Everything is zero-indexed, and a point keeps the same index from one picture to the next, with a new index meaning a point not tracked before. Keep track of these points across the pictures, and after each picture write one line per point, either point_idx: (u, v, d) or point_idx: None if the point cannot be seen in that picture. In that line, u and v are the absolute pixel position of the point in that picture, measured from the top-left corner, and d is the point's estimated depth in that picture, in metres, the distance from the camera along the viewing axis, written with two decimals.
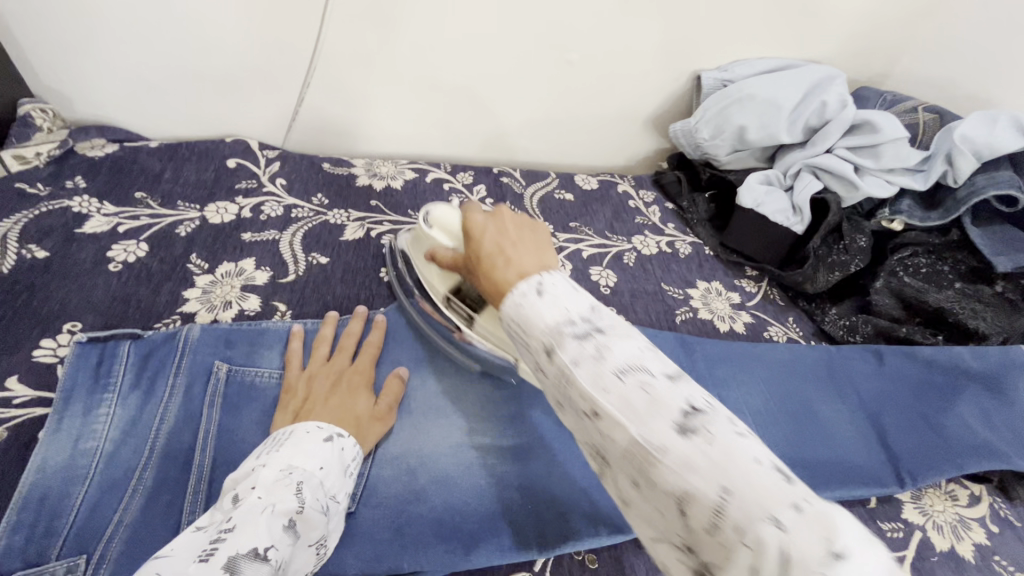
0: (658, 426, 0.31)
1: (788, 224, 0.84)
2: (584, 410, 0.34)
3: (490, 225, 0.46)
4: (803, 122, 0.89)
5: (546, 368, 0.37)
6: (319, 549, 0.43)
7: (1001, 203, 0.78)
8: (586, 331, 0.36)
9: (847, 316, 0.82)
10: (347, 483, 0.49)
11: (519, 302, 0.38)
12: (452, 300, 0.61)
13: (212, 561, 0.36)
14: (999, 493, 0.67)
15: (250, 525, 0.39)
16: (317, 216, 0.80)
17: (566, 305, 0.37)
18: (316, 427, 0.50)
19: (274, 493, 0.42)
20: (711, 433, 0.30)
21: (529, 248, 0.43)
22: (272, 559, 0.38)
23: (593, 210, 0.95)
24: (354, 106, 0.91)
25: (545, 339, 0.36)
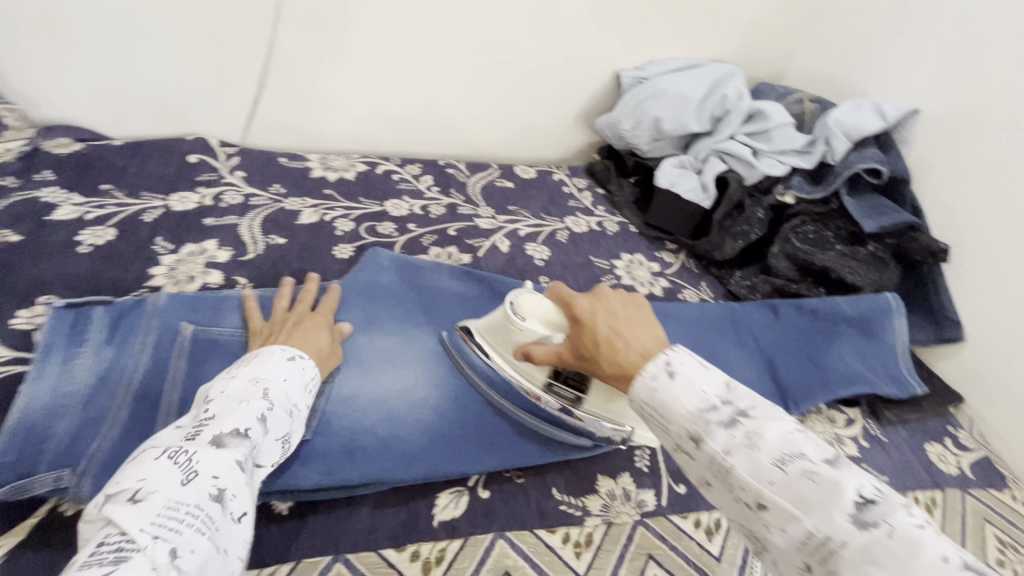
0: (743, 459, 0.43)
1: (698, 201, 0.97)
2: (687, 442, 0.46)
3: (601, 314, 0.57)
4: (709, 113, 1.02)
5: (693, 452, 0.46)
6: (285, 442, 0.52)
7: (870, 175, 0.92)
8: (732, 418, 0.46)
9: (750, 277, 0.95)
10: (308, 397, 0.57)
11: (652, 386, 0.49)
12: (555, 385, 0.64)
13: (199, 438, 0.46)
14: (870, 416, 0.79)
15: (229, 414, 0.48)
16: (274, 204, 0.88)
17: (700, 391, 0.47)
18: (281, 347, 0.58)
19: (241, 392, 0.51)
20: (813, 473, 0.40)
21: (639, 328, 0.55)
22: (251, 440, 0.48)
23: (531, 196, 1.05)
24: (308, 106, 1.00)
25: (690, 426, 0.46)
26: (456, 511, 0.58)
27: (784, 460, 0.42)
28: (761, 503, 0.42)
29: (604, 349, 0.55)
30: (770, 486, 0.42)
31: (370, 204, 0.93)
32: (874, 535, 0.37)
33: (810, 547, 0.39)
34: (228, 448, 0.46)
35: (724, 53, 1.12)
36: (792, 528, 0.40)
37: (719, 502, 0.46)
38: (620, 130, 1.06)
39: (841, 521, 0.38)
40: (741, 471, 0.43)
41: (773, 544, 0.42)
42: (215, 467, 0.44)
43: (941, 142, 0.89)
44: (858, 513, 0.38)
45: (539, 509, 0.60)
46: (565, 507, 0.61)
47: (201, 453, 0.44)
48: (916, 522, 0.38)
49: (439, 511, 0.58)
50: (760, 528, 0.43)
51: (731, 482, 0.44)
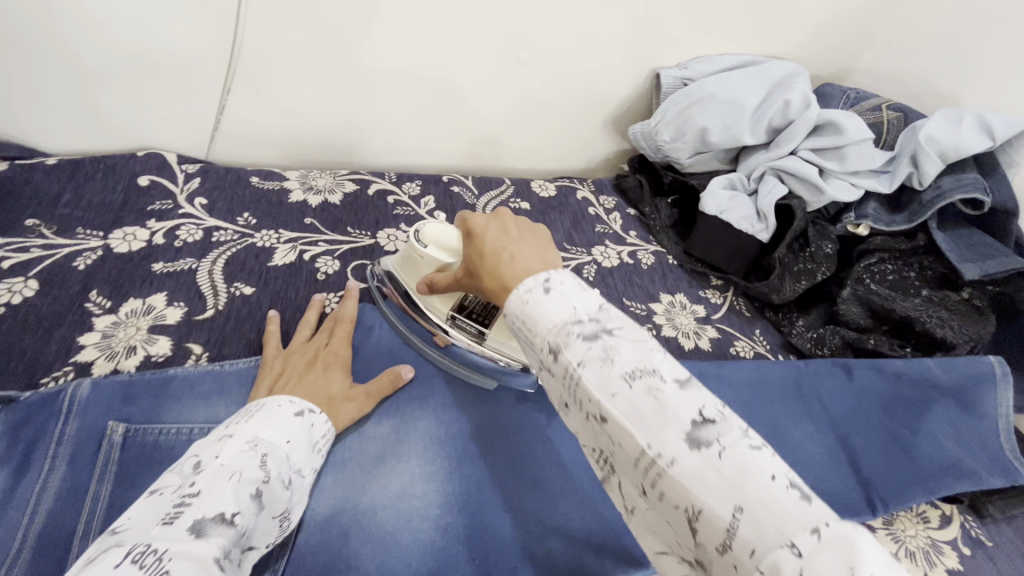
0: (594, 372, 0.34)
1: (753, 231, 0.81)
2: (548, 357, 0.37)
3: (491, 227, 0.46)
4: (766, 122, 0.85)
5: (552, 368, 0.37)
6: (281, 523, 0.45)
7: (968, 206, 0.75)
8: (593, 331, 0.35)
9: (815, 327, 0.79)
10: (314, 458, 0.50)
11: (524, 299, 0.38)
12: (458, 318, 0.62)
13: (176, 527, 0.36)
14: (970, 512, 0.65)
15: (216, 491, 0.40)
16: (242, 239, 0.72)
17: (571, 306, 0.37)
18: (289, 401, 0.51)
19: (241, 461, 0.43)
20: (721, 444, 0.30)
21: (530, 246, 0.44)
22: (239, 525, 0.39)
23: (551, 220, 0.89)
24: (285, 113, 0.83)
25: (550, 338, 0.36)
26: None
27: (561, 346, 0.36)
28: (603, 418, 0.33)
29: (479, 275, 0.45)
30: (611, 399, 0.33)
31: (361, 237, 0.77)
32: (705, 459, 0.30)
33: (647, 473, 0.31)
34: (209, 540, 0.37)
35: (782, 46, 0.94)
36: (629, 445, 0.32)
37: (575, 427, 0.37)
38: (659, 142, 0.89)
39: (678, 431, 0.31)
40: (588, 383, 0.34)
41: (617, 461, 0.34)
42: (184, 568, 0.34)
43: None
44: (694, 431, 0.31)
45: None
46: None
47: (176, 549, 0.35)
48: (749, 444, 0.30)
49: None
50: (603, 442, 0.35)
51: (581, 399, 0.35)
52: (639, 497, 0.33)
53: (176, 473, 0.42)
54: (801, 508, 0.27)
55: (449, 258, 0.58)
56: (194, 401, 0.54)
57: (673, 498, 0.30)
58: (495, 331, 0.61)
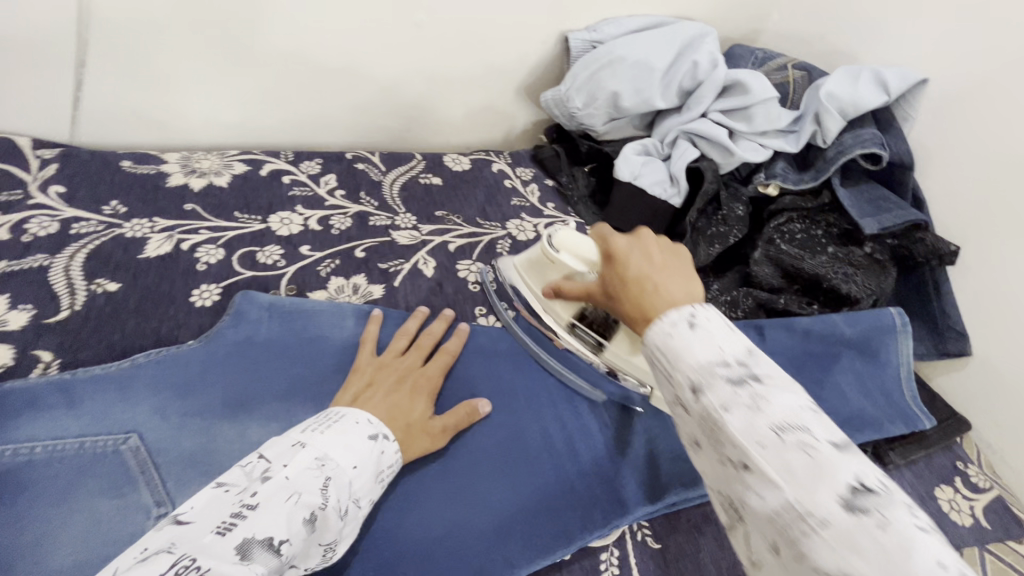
0: (740, 418, 0.33)
1: (666, 196, 0.80)
2: (686, 394, 0.36)
3: (636, 253, 0.49)
4: (676, 86, 0.84)
5: (689, 405, 0.36)
6: (325, 553, 0.41)
7: (868, 161, 0.77)
8: (741, 376, 0.35)
9: (729, 290, 0.79)
10: (374, 488, 0.46)
11: (668, 332, 0.39)
12: (578, 328, 0.62)
13: (225, 542, 0.34)
14: (874, 459, 0.67)
15: (275, 510, 0.37)
16: (107, 230, 0.65)
17: (716, 347, 0.37)
18: (366, 421, 0.48)
19: (305, 479, 0.40)
20: (885, 517, 0.28)
21: (677, 275, 0.46)
22: (285, 554, 0.36)
23: (464, 194, 0.85)
24: (157, 88, 0.75)
25: (693, 375, 0.36)
26: None
27: (704, 387, 0.35)
28: (746, 458, 0.32)
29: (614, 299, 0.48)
30: (759, 448, 0.32)
31: (250, 221, 0.71)
32: (862, 524, 0.28)
33: (767, 517, 0.32)
34: (253, 565, 0.34)
35: (691, 7, 0.92)
36: (771, 498, 0.31)
37: (706, 468, 0.36)
38: (571, 109, 0.87)
39: (838, 496, 0.29)
40: (735, 431, 0.33)
41: (746, 518, 0.33)
42: None
43: (950, 120, 0.75)
44: (851, 497, 0.29)
45: None
46: None
47: (219, 569, 0.32)
48: (918, 525, 0.28)
49: None
50: (735, 490, 0.34)
51: (716, 441, 0.34)
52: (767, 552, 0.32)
53: (245, 473, 0.40)
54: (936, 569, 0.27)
55: (583, 270, 0.56)
56: (33, 416, 0.48)
57: (816, 562, 0.29)
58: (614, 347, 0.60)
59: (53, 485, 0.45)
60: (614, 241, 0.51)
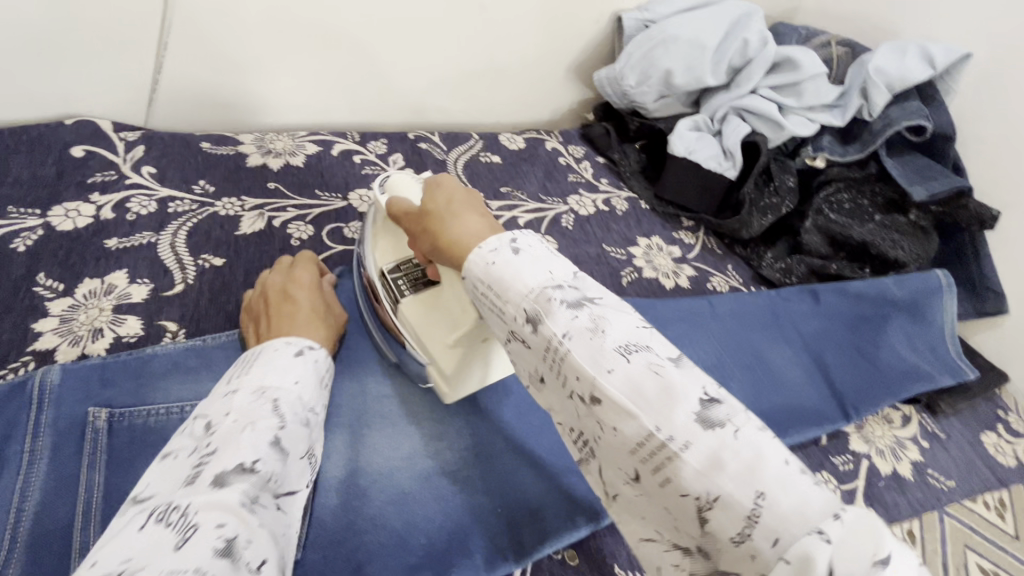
0: (582, 346, 0.34)
1: (721, 169, 0.84)
2: (524, 326, 0.37)
3: (455, 213, 0.45)
4: (726, 63, 0.86)
5: (528, 337, 0.37)
6: (307, 461, 0.44)
7: (913, 133, 0.81)
8: (577, 301, 0.36)
9: (782, 258, 0.83)
10: (323, 394, 0.49)
11: (489, 259, 0.40)
12: (387, 275, 0.57)
13: (198, 484, 0.35)
14: (926, 411, 0.73)
15: (233, 443, 0.38)
16: (203, 208, 0.67)
17: (545, 271, 0.38)
18: (285, 342, 0.49)
19: (251, 411, 0.41)
20: (734, 425, 0.30)
21: (464, 210, 0.46)
22: (261, 471, 0.38)
23: (524, 172, 0.88)
24: (232, 71, 0.76)
25: (526, 306, 0.37)
26: None
27: (540, 316, 0.36)
28: (536, 324, 0.36)
29: (426, 224, 0.47)
30: (606, 374, 0.33)
31: (332, 198, 0.74)
32: (719, 437, 0.30)
33: (642, 453, 0.31)
34: (233, 487, 0.36)
35: None
36: (628, 428, 0.32)
37: (548, 404, 0.38)
38: (624, 87, 0.90)
39: (608, 352, 0.33)
40: (579, 357, 0.34)
41: (608, 448, 0.33)
42: (217, 515, 0.33)
43: (991, 92, 0.79)
44: (704, 411, 0.31)
45: None
46: None
47: (199, 503, 0.34)
48: (755, 424, 0.30)
49: None
50: (584, 423, 0.35)
51: (563, 377, 0.35)
52: (627, 484, 0.33)
53: (191, 436, 0.40)
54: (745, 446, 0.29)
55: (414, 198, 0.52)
56: (180, 377, 0.51)
57: (681, 484, 0.30)
58: (412, 302, 0.55)
59: None
60: (440, 178, 0.49)
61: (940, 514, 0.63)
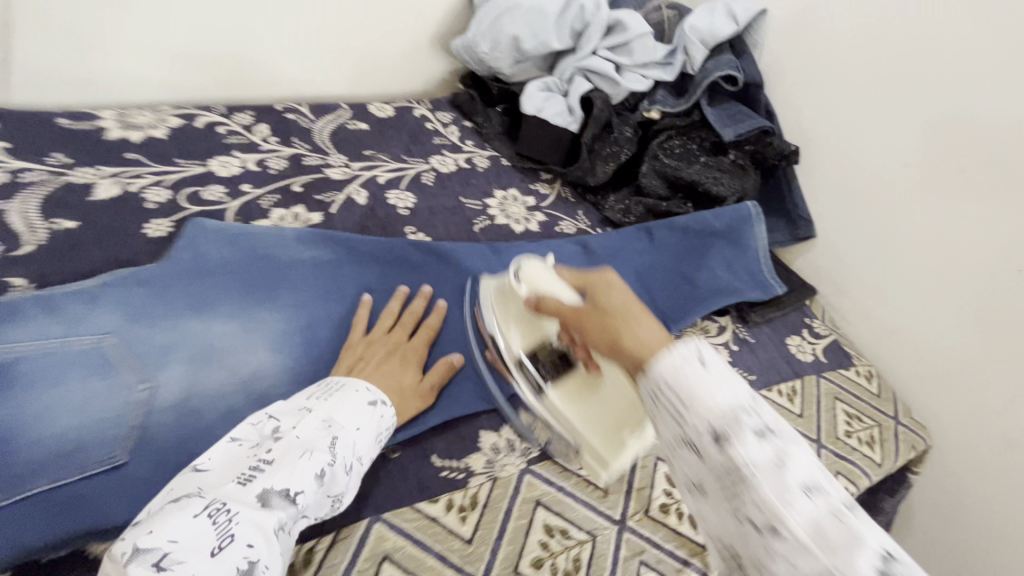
0: (738, 437, 0.36)
1: (565, 124, 0.92)
2: (680, 412, 0.39)
3: (623, 291, 0.51)
4: (569, 27, 0.95)
5: (670, 403, 0.40)
6: (334, 502, 0.48)
7: (728, 82, 0.92)
8: (754, 421, 0.37)
9: (624, 200, 0.93)
10: (376, 448, 0.54)
11: (679, 366, 0.40)
12: (524, 367, 0.62)
13: (247, 491, 0.43)
14: (740, 321, 0.84)
15: (289, 468, 0.45)
16: (56, 178, 0.70)
17: (736, 394, 0.38)
18: (366, 388, 0.56)
19: (312, 439, 0.49)
20: (853, 525, 0.31)
21: (639, 317, 0.47)
22: (298, 503, 0.45)
23: (389, 136, 0.95)
24: (88, 50, 0.78)
25: (675, 375, 0.40)
26: None
27: (725, 433, 0.36)
28: (717, 437, 0.37)
29: (602, 313, 0.50)
30: (744, 447, 0.35)
31: (192, 165, 0.78)
32: (818, 508, 0.32)
33: (736, 508, 0.35)
34: (272, 510, 0.43)
35: None
36: (703, 407, 0.37)
37: (682, 463, 0.40)
38: (479, 54, 0.97)
39: (750, 439, 0.35)
40: (683, 381, 0.39)
41: (707, 485, 0.38)
42: (248, 534, 0.41)
43: (790, 44, 0.91)
44: (830, 506, 0.32)
45: (417, 481, 0.56)
46: (446, 472, 0.58)
47: (244, 514, 0.42)
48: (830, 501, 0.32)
49: None
50: (701, 474, 0.38)
51: (699, 434, 0.38)
52: (707, 479, 0.38)
53: (258, 430, 0.50)
54: (855, 536, 0.31)
55: (556, 291, 0.57)
56: (14, 322, 0.54)
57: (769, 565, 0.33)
58: (557, 391, 0.61)
59: (43, 374, 0.52)
60: (600, 278, 0.52)
61: None
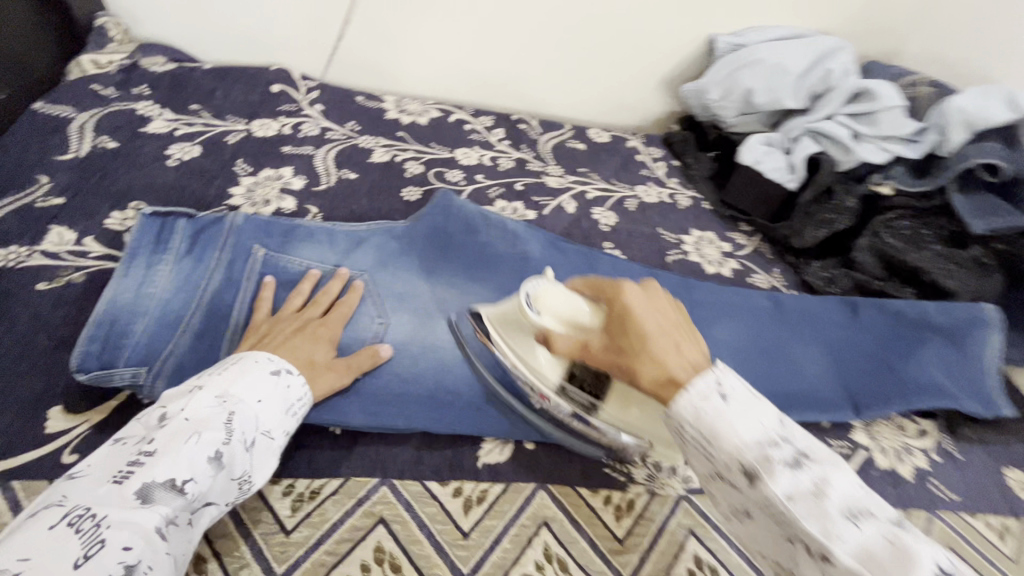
0: (806, 510, 0.36)
1: (782, 181, 0.90)
2: (735, 473, 0.39)
3: (652, 311, 0.47)
4: (808, 88, 0.94)
5: (744, 488, 0.39)
6: (241, 484, 0.44)
7: (987, 172, 0.83)
8: (795, 458, 0.38)
9: (829, 269, 0.89)
10: (287, 422, 0.49)
11: (701, 407, 0.41)
12: (569, 389, 0.56)
13: (123, 490, 0.37)
14: (945, 430, 0.74)
15: (175, 454, 0.40)
16: (349, 139, 0.88)
17: (761, 425, 0.40)
18: (267, 359, 0.51)
19: (205, 416, 0.43)
20: (932, 562, 0.32)
21: (672, 338, 0.46)
22: (189, 493, 0.40)
23: (602, 159, 1.02)
24: (392, 48, 0.97)
25: (745, 460, 0.38)
26: (501, 456, 0.58)
27: (760, 474, 0.38)
28: (751, 477, 0.38)
29: (632, 356, 0.46)
30: (841, 543, 0.34)
31: (441, 151, 0.93)
32: (870, 535, 0.35)
33: (817, 555, 0.36)
34: (155, 507, 0.38)
35: (837, 26, 1.01)
36: (791, 510, 0.36)
37: (759, 535, 0.41)
38: (707, 101, 1.00)
39: (838, 518, 0.35)
40: (715, 424, 0.40)
41: (732, 495, 0.41)
42: (128, 536, 0.35)
43: None
44: (944, 574, 0.32)
45: (581, 468, 0.59)
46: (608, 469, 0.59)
47: (115, 516, 0.36)
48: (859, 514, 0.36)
49: (485, 452, 0.58)
50: (790, 563, 0.39)
51: (773, 510, 0.38)
52: (777, 534, 0.39)
53: (144, 424, 0.43)
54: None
55: (567, 327, 0.53)
56: (314, 243, 0.68)
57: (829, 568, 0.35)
58: (609, 407, 0.55)
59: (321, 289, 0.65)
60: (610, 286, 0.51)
61: (930, 516, 0.66)
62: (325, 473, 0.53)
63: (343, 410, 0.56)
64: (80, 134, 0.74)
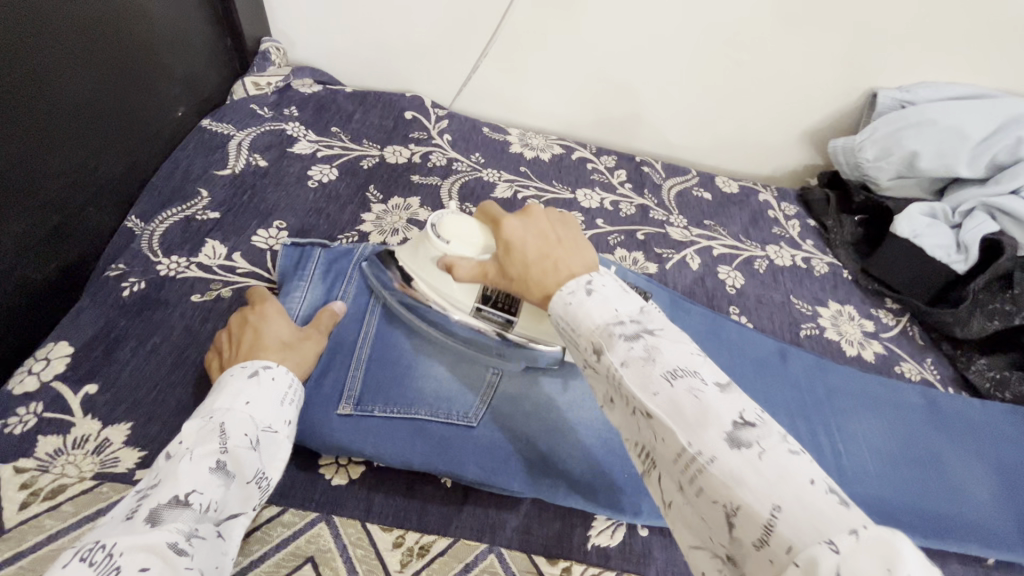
0: (634, 372, 0.35)
1: (947, 260, 0.79)
2: (591, 356, 0.38)
3: (532, 236, 0.47)
4: (989, 157, 0.82)
5: (595, 366, 0.38)
6: (259, 483, 0.43)
7: None
8: (634, 332, 0.37)
9: (999, 368, 0.76)
10: (285, 411, 0.49)
11: (567, 299, 0.41)
12: (484, 310, 0.56)
13: (133, 520, 0.36)
14: None
15: (172, 475, 0.39)
16: (473, 172, 0.89)
17: (613, 309, 0.39)
18: (241, 366, 0.49)
19: (198, 439, 0.42)
20: (762, 446, 0.30)
21: (569, 248, 0.46)
22: (196, 503, 0.39)
23: (730, 212, 0.95)
24: (522, 82, 0.97)
25: (595, 338, 0.38)
26: (612, 540, 0.53)
27: (603, 346, 0.37)
28: (599, 352, 0.38)
29: (519, 281, 0.46)
30: (653, 398, 0.33)
31: (563, 190, 0.90)
32: (745, 455, 0.30)
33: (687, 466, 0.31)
34: (165, 525, 0.36)
35: None
36: (670, 442, 0.32)
37: (619, 423, 0.37)
38: (859, 159, 0.91)
39: (656, 376, 0.34)
40: (630, 382, 0.35)
41: (656, 455, 0.34)
42: (140, 558, 0.34)
43: None
44: (733, 430, 0.31)
45: None
46: None
47: (125, 540, 0.35)
48: (790, 448, 0.30)
49: (595, 534, 0.53)
50: (645, 439, 0.35)
51: (626, 397, 0.35)
52: (675, 491, 0.33)
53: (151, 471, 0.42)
54: (842, 511, 0.27)
55: (476, 253, 0.52)
56: None
57: (710, 492, 0.30)
58: (524, 321, 0.56)
59: None
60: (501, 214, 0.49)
61: None
62: (436, 527, 0.51)
63: (457, 461, 0.54)
64: (237, 151, 0.79)
